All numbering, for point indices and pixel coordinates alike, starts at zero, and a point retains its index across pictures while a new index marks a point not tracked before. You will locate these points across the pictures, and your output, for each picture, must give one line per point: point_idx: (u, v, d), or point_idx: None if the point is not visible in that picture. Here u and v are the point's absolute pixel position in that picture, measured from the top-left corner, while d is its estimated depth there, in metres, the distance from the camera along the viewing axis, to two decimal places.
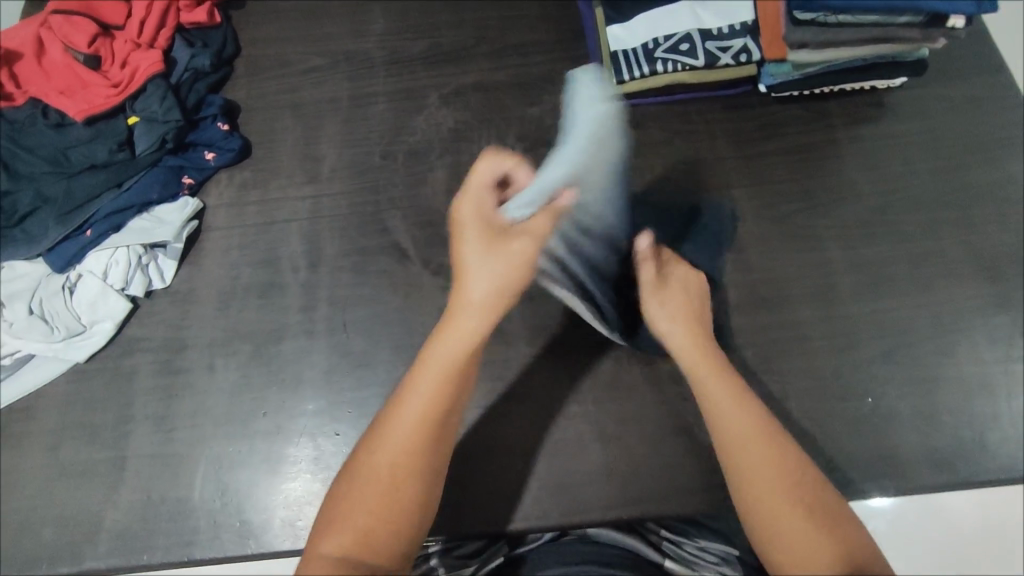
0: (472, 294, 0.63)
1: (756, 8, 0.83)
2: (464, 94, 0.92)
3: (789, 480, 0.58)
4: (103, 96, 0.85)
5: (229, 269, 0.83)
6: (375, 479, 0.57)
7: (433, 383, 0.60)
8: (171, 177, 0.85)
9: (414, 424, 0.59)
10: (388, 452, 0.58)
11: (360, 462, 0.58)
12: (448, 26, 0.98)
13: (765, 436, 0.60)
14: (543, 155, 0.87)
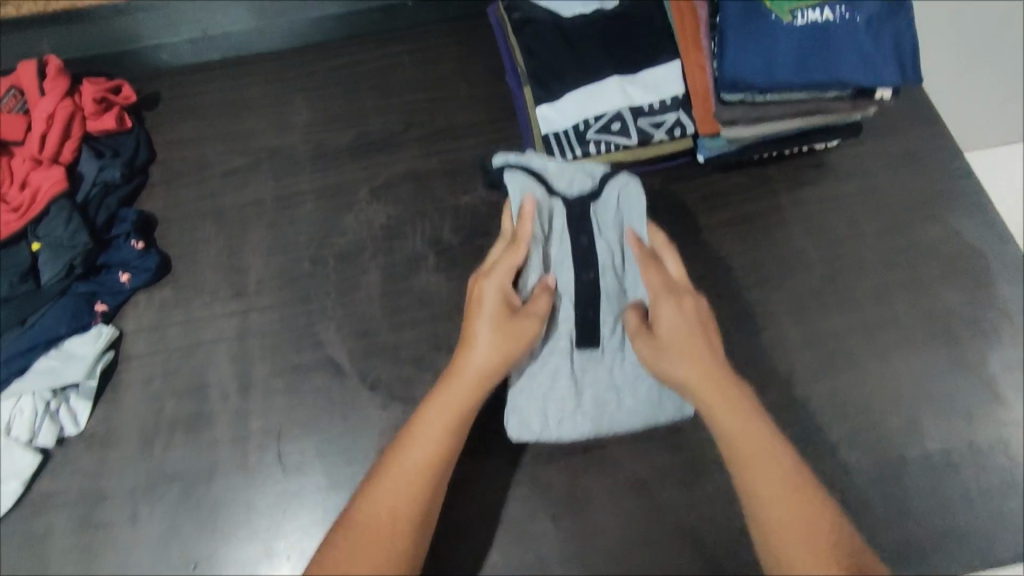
0: (475, 353, 0.66)
1: (686, 80, 0.81)
2: (395, 185, 0.88)
3: (801, 509, 0.56)
4: (3, 223, 0.80)
5: (151, 402, 0.76)
6: (404, 484, 0.60)
7: (460, 396, 0.64)
8: (81, 306, 0.79)
9: (436, 440, 0.62)
10: (422, 448, 0.62)
11: (396, 453, 0.62)
12: (375, 112, 0.94)
13: (779, 484, 0.58)
14: (482, 245, 0.83)
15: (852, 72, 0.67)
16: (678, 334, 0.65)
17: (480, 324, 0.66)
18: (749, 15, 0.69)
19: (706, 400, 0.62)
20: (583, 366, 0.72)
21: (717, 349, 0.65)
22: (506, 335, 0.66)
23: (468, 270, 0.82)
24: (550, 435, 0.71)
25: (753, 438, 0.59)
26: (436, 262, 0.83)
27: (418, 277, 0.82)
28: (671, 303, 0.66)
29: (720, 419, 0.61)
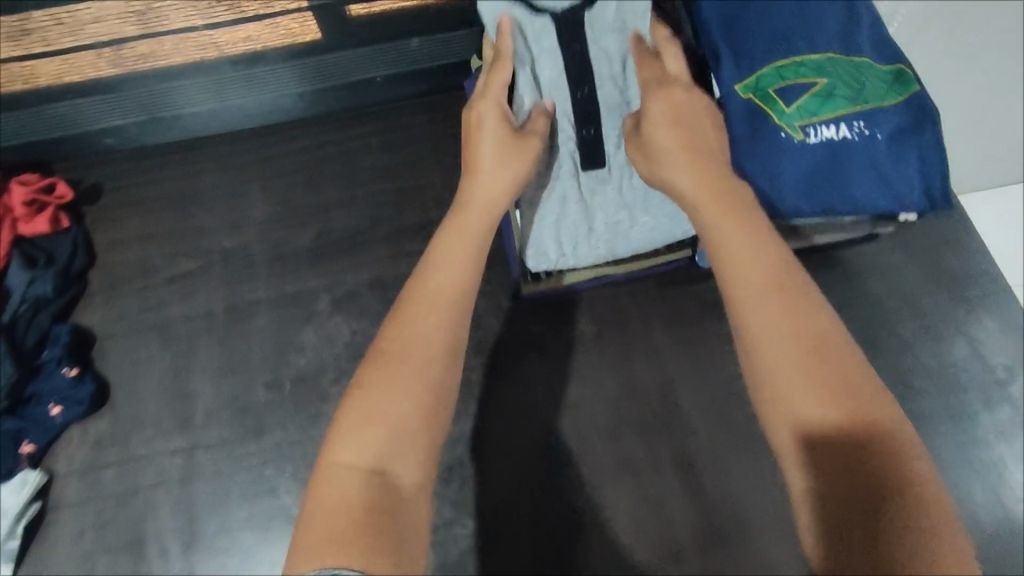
0: (490, 176, 0.52)
1: None
2: (360, 294, 0.79)
3: (801, 331, 0.38)
4: None
5: (83, 561, 0.68)
6: (432, 304, 0.45)
7: (473, 219, 0.51)
8: (5, 448, 0.70)
9: (463, 247, 0.49)
10: (451, 271, 0.47)
11: (414, 284, 0.46)
12: (340, 206, 0.85)
13: (782, 287, 0.40)
14: None
15: (871, 199, 0.59)
16: (678, 112, 0.49)
17: (482, 141, 0.52)
18: (754, 126, 0.59)
19: (694, 210, 0.46)
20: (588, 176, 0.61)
21: (717, 156, 0.48)
22: (516, 154, 0.52)
23: None
24: (571, 262, 0.68)
25: (755, 250, 0.42)
26: None
27: None
28: (664, 92, 0.49)
29: (718, 228, 0.43)
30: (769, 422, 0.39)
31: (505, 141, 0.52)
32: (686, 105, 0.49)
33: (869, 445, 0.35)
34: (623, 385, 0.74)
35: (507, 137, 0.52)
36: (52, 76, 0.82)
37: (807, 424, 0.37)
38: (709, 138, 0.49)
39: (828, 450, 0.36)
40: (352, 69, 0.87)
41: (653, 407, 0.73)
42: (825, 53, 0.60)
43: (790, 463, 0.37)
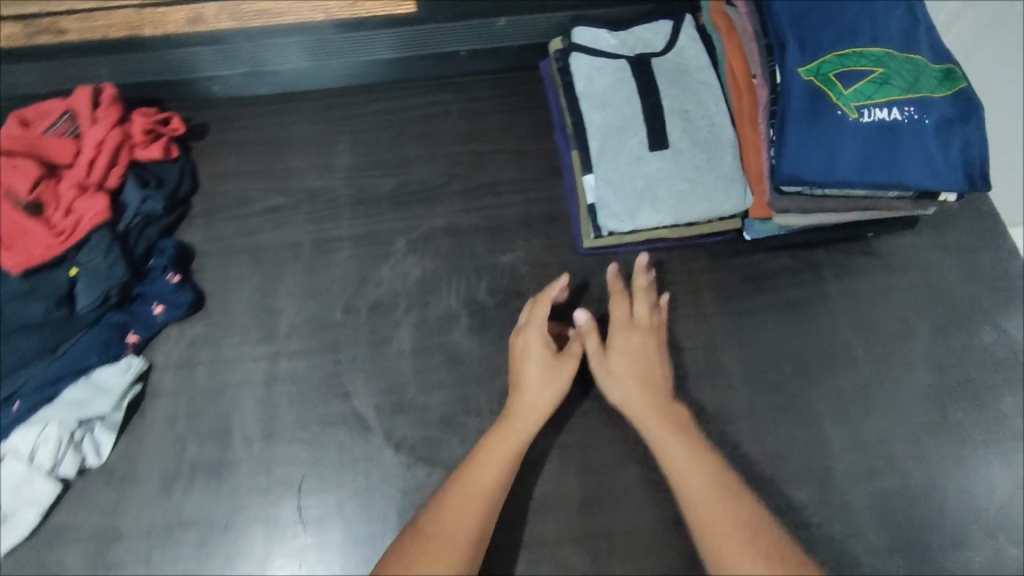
0: (532, 390, 0.72)
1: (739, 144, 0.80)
2: (434, 238, 0.87)
3: (739, 516, 0.62)
4: (44, 246, 0.80)
5: (175, 443, 0.77)
6: (477, 512, 0.64)
7: (520, 432, 0.69)
8: (113, 337, 0.79)
9: (509, 455, 0.68)
10: (492, 470, 0.67)
11: (461, 473, 0.67)
12: (420, 161, 0.93)
13: (724, 492, 0.64)
14: (517, 308, 0.82)
15: (916, 175, 0.66)
16: (637, 356, 0.73)
17: (526, 370, 0.73)
18: (813, 100, 0.67)
19: (639, 419, 0.70)
20: (645, 167, 0.80)
21: (662, 377, 0.73)
22: (554, 373, 0.72)
23: (502, 333, 0.81)
24: (635, 223, 0.79)
25: (693, 457, 0.66)
26: (470, 323, 0.81)
27: (449, 337, 0.81)
28: (630, 335, 0.75)
29: (669, 444, 0.68)
30: None
31: (542, 377, 0.72)
32: (645, 354, 0.74)
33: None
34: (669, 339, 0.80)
35: (543, 374, 0.72)
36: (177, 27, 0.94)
37: None
38: (657, 369, 0.73)
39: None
40: (439, 39, 0.96)
41: (696, 360, 0.79)
42: (884, 49, 0.69)
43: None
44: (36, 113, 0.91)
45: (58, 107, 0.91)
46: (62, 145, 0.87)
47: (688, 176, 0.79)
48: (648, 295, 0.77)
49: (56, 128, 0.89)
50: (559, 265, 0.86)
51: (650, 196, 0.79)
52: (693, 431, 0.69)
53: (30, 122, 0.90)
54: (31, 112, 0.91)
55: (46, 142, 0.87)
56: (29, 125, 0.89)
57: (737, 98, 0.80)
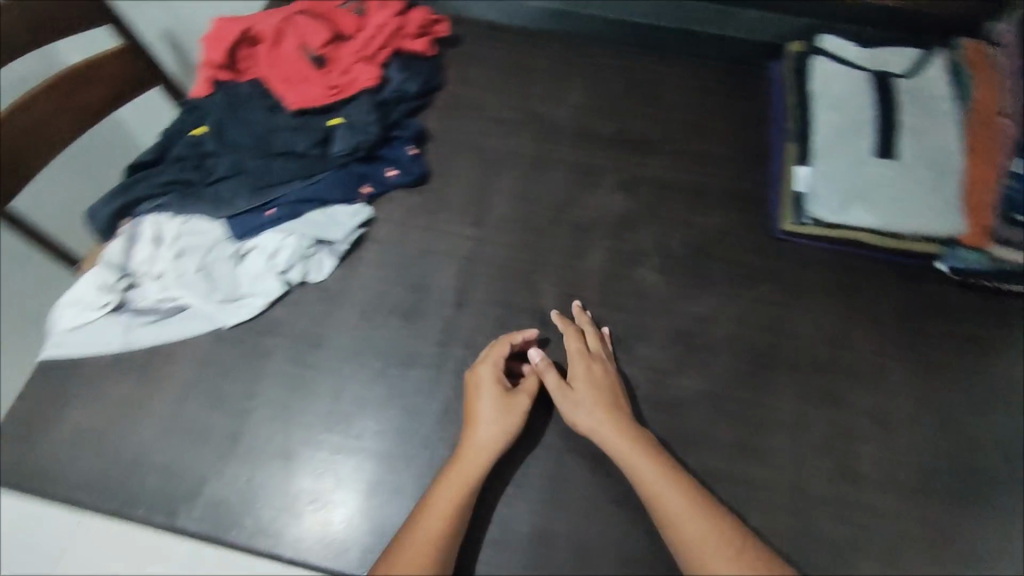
0: (477, 427, 0.72)
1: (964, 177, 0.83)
2: (640, 184, 0.95)
3: (716, 530, 0.66)
4: (317, 95, 0.94)
5: (381, 284, 0.86)
6: (424, 537, 0.66)
7: (469, 469, 0.70)
8: (353, 183, 0.91)
9: (454, 487, 0.69)
10: (445, 500, 0.68)
11: (414, 522, 0.67)
12: (641, 116, 1.01)
13: (701, 512, 0.67)
14: (703, 266, 0.89)
15: None
16: (598, 382, 0.76)
17: (481, 404, 0.74)
18: None
19: (609, 447, 0.72)
20: (866, 174, 0.84)
21: (624, 403, 0.76)
22: (508, 415, 0.73)
23: (684, 283, 0.87)
24: (843, 220, 0.84)
25: (667, 477, 0.69)
26: (658, 265, 0.88)
27: (636, 271, 0.88)
28: (587, 365, 0.77)
29: (641, 471, 0.69)
30: None
31: (493, 414, 0.73)
32: (602, 380, 0.77)
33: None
34: (842, 335, 0.83)
35: (489, 410, 0.73)
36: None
37: None
38: (617, 393, 0.76)
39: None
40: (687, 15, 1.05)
41: (865, 361, 0.81)
42: None
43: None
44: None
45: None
46: (350, 19, 1.01)
47: (907, 191, 0.82)
48: (593, 329, 0.82)
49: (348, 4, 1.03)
50: (751, 239, 0.90)
51: (865, 201, 0.83)
52: (660, 451, 0.72)
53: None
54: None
55: (339, 14, 1.01)
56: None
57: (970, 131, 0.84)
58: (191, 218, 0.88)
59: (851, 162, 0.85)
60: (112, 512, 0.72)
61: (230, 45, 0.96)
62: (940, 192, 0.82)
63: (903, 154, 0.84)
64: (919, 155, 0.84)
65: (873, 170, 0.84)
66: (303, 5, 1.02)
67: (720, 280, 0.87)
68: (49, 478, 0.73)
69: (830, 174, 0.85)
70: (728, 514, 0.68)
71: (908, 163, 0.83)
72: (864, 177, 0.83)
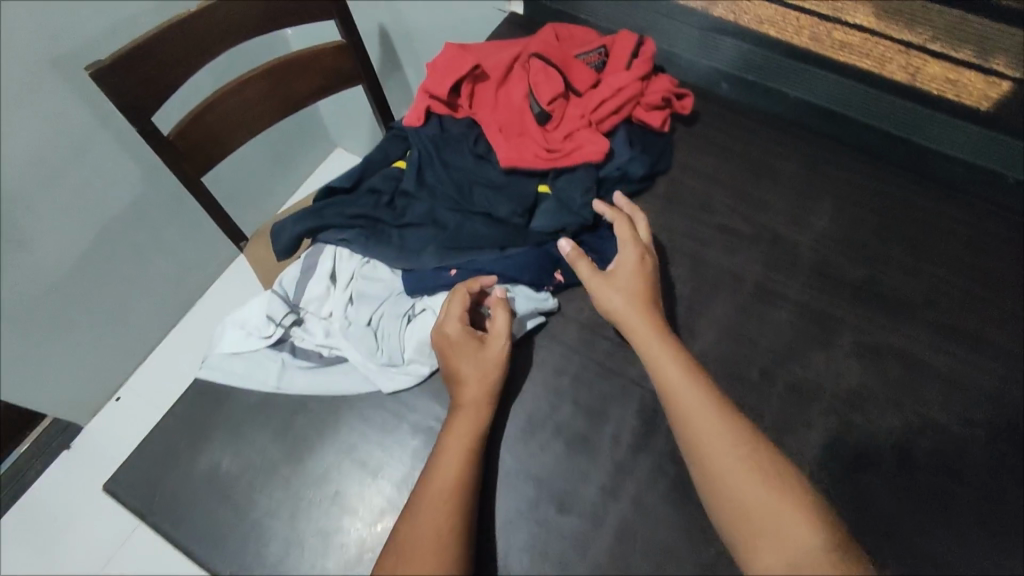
0: (466, 370, 0.71)
1: None
2: (885, 357, 0.76)
3: (760, 470, 0.60)
4: (534, 156, 0.84)
5: (553, 395, 0.75)
6: (446, 483, 0.64)
7: (468, 407, 0.69)
8: (547, 268, 0.79)
9: (461, 427, 0.68)
10: (448, 464, 0.65)
11: (421, 488, 0.64)
12: (901, 266, 0.82)
13: (725, 417, 0.63)
14: (953, 490, 0.69)
15: None
16: (636, 270, 0.74)
17: (460, 359, 0.71)
18: None
19: (636, 334, 0.71)
20: None
21: (657, 300, 0.74)
22: (482, 358, 0.71)
23: (925, 506, 0.68)
24: None
25: (689, 377, 0.66)
26: (893, 471, 0.69)
27: (864, 470, 0.69)
28: (634, 251, 0.75)
29: (664, 363, 0.68)
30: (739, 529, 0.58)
31: (475, 364, 0.71)
32: (640, 269, 0.75)
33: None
34: None
35: (474, 361, 0.71)
36: (757, 20, 0.97)
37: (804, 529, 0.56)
38: (650, 283, 0.75)
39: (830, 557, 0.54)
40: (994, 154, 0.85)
41: None
42: None
43: (789, 536, 0.56)
44: (574, 37, 0.95)
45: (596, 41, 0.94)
46: (589, 74, 0.90)
47: None
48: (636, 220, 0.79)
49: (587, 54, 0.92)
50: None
51: None
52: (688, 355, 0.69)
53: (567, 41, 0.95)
54: (570, 33, 0.95)
55: (578, 65, 0.90)
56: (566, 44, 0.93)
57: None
58: (371, 261, 0.80)
59: None
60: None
61: (457, 75, 0.87)
62: None
63: None
64: None
65: None
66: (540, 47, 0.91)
67: (973, 516, 0.67)
68: (174, 517, 0.69)
69: None
70: (775, 448, 0.62)
71: None
72: None
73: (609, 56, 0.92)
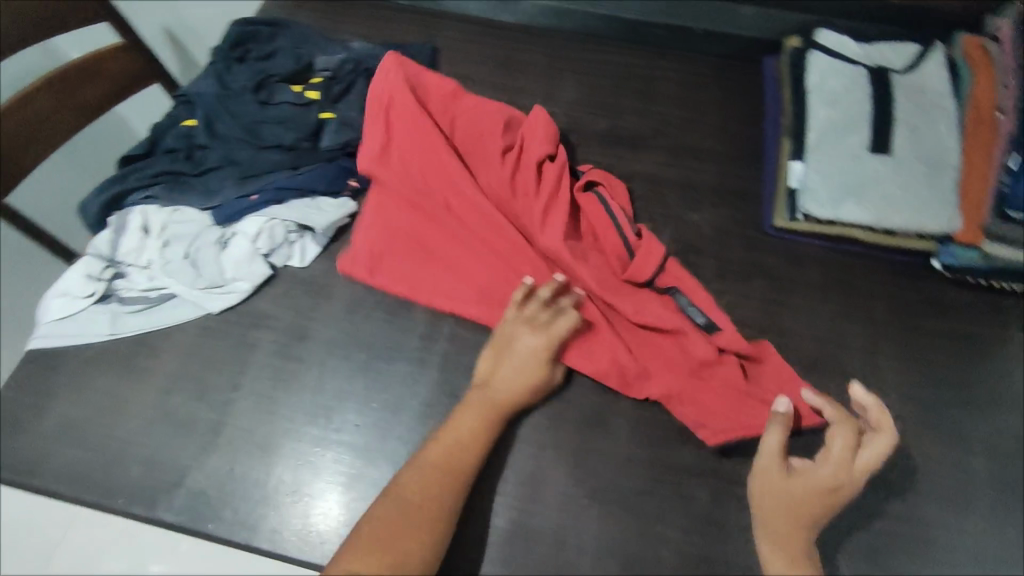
0: (503, 368, 0.74)
1: (962, 182, 0.80)
2: (632, 181, 0.93)
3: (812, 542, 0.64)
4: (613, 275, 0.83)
5: (367, 277, 0.87)
6: (452, 445, 0.70)
7: (500, 402, 0.73)
8: (340, 176, 0.91)
9: (485, 413, 0.72)
10: (462, 436, 0.70)
11: (424, 450, 0.70)
12: (633, 112, 1.00)
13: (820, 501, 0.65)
14: (693, 261, 0.87)
15: None
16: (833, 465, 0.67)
17: (505, 364, 0.75)
18: None
19: (776, 489, 0.67)
20: (866, 166, 0.82)
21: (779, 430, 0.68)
22: (533, 359, 0.74)
23: None
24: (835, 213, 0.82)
25: (835, 471, 0.66)
26: None
27: None
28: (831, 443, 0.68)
29: (771, 488, 0.67)
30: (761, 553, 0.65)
31: (521, 367, 0.74)
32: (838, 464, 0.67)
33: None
34: (834, 332, 0.82)
35: (521, 366, 0.74)
36: None
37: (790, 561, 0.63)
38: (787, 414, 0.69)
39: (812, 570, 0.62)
40: (694, 14, 1.04)
41: (855, 359, 0.80)
42: None
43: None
44: (421, 102, 0.89)
45: (454, 108, 0.90)
46: (491, 163, 0.88)
47: (902, 192, 0.80)
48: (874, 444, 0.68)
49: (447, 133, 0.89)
50: (744, 236, 0.89)
51: (863, 195, 0.81)
52: (774, 416, 0.69)
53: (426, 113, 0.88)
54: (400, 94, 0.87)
55: (472, 151, 0.89)
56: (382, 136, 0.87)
57: (970, 145, 0.82)
58: (178, 208, 0.87)
59: (845, 162, 0.83)
60: (91, 502, 0.72)
61: (402, 279, 0.84)
62: (942, 195, 0.79)
63: (908, 154, 0.81)
64: (924, 157, 0.81)
65: (869, 161, 0.82)
66: (414, 155, 0.86)
67: (711, 276, 0.86)
68: (33, 468, 0.74)
69: (823, 172, 0.83)
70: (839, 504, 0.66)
71: (913, 160, 0.81)
72: (860, 174, 0.82)
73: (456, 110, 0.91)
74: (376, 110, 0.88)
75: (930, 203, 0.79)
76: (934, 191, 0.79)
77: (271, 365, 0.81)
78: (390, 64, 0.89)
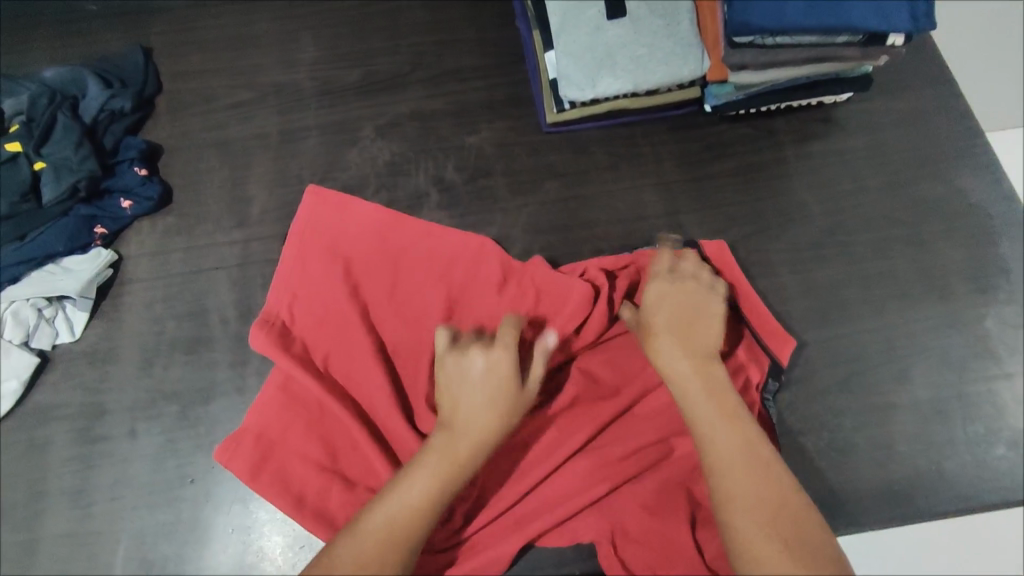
0: (462, 423, 0.61)
1: (698, 25, 0.80)
2: (400, 124, 0.88)
3: (752, 468, 0.57)
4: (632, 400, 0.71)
5: (153, 324, 0.78)
6: (415, 498, 0.57)
7: (462, 445, 0.60)
8: (82, 227, 0.79)
9: (446, 467, 0.58)
10: (415, 490, 0.57)
11: (373, 504, 0.58)
12: (383, 52, 0.92)
13: (728, 409, 0.61)
14: (484, 186, 0.85)
15: (864, 16, 0.69)
16: (675, 322, 0.66)
17: (477, 369, 0.63)
18: None
19: (683, 392, 0.62)
20: (610, 32, 0.79)
21: (687, 310, 0.67)
22: (501, 392, 0.62)
23: (469, 210, 0.84)
24: (594, 93, 0.79)
25: (685, 303, 0.67)
26: (439, 200, 0.84)
27: (417, 216, 0.83)
28: (666, 293, 0.68)
29: (693, 402, 0.61)
30: (734, 537, 0.55)
31: (486, 389, 0.62)
32: (682, 312, 0.66)
33: (788, 490, 0.57)
34: (632, 207, 0.83)
35: (484, 387, 0.62)
36: None
37: (768, 543, 0.54)
38: (675, 292, 0.68)
39: (784, 526, 0.54)
40: None
41: (658, 227, 0.82)
42: None
43: (719, 448, 0.58)
44: (336, 259, 0.76)
45: (370, 252, 0.77)
46: (414, 328, 0.74)
47: (647, 51, 0.78)
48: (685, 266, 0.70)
49: (391, 280, 0.76)
50: (525, 143, 0.87)
51: (615, 64, 0.78)
52: (655, 274, 0.70)
53: (337, 259, 0.76)
54: (328, 239, 0.77)
55: (387, 321, 0.74)
56: (295, 292, 0.75)
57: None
58: None
59: (589, 35, 0.79)
60: None
61: (289, 489, 0.68)
62: (684, 42, 0.79)
63: (644, 10, 0.79)
64: (659, 8, 0.80)
65: (610, 29, 0.79)
66: (340, 313, 0.73)
67: (505, 196, 0.84)
68: None
69: (572, 51, 0.79)
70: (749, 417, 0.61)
71: (650, 15, 0.79)
72: (605, 44, 0.78)
73: (357, 242, 0.77)
74: (291, 253, 0.76)
75: (677, 53, 0.78)
76: (676, 40, 0.79)
77: (73, 458, 0.73)
78: (313, 203, 0.78)
